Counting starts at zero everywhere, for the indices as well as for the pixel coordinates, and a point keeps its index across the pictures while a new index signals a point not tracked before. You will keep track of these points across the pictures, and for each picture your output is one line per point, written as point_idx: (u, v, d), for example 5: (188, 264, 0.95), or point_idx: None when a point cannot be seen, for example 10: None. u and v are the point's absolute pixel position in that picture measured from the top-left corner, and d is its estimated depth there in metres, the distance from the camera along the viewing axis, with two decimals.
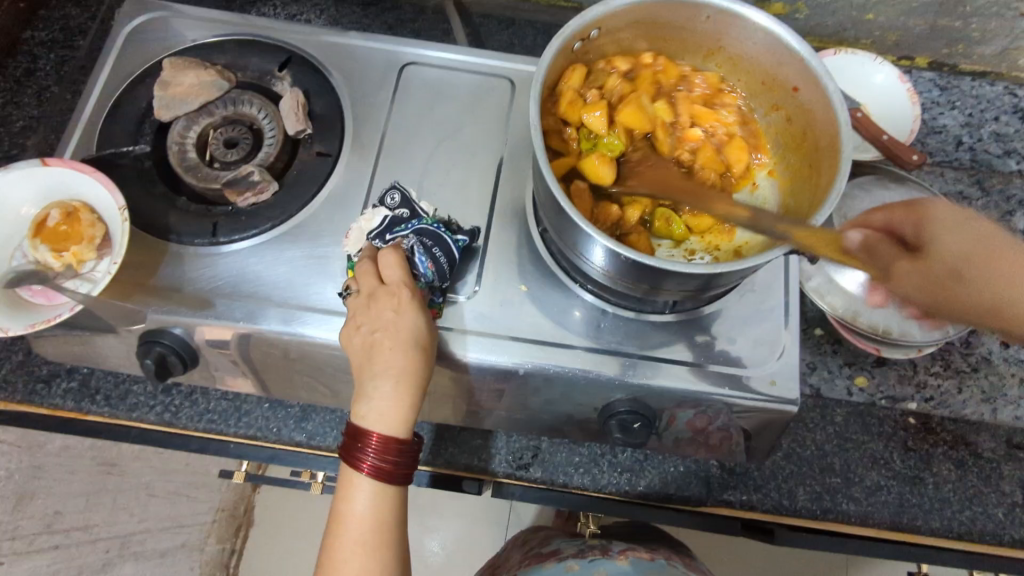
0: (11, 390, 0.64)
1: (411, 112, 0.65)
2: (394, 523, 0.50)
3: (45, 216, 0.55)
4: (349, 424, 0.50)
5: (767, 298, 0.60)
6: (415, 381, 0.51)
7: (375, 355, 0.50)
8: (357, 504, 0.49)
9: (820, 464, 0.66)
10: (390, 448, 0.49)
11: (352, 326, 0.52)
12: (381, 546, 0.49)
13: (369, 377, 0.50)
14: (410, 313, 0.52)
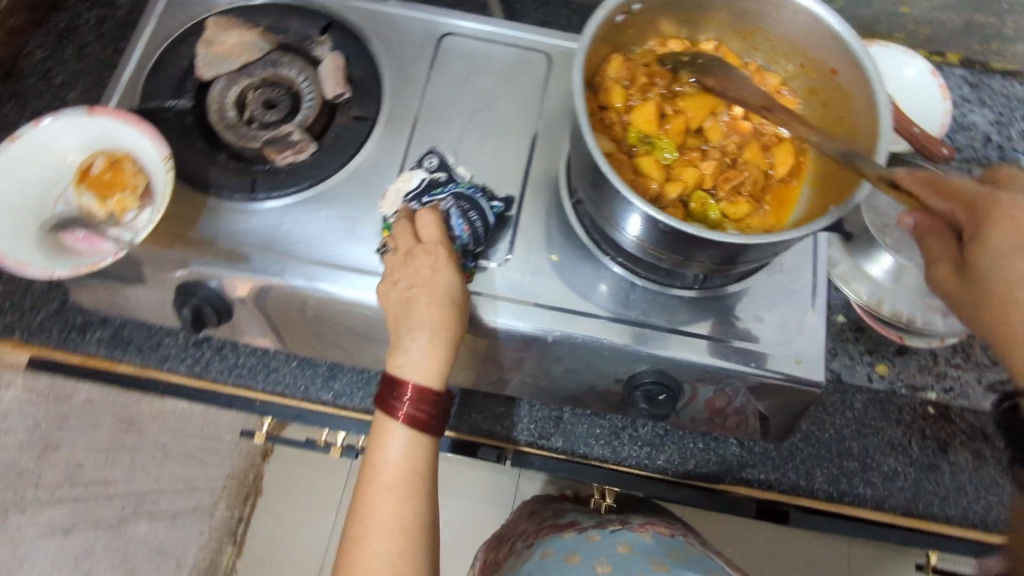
0: (46, 335, 0.66)
1: (447, 81, 0.66)
2: (427, 471, 0.51)
3: (91, 163, 0.57)
4: (385, 373, 0.52)
5: (796, 278, 0.61)
6: (449, 334, 0.52)
7: (412, 309, 0.52)
8: (391, 450, 0.50)
9: (839, 448, 0.67)
10: (424, 395, 0.51)
11: (389, 282, 0.54)
12: (414, 493, 0.50)
13: (406, 330, 0.52)
14: (446, 271, 0.53)
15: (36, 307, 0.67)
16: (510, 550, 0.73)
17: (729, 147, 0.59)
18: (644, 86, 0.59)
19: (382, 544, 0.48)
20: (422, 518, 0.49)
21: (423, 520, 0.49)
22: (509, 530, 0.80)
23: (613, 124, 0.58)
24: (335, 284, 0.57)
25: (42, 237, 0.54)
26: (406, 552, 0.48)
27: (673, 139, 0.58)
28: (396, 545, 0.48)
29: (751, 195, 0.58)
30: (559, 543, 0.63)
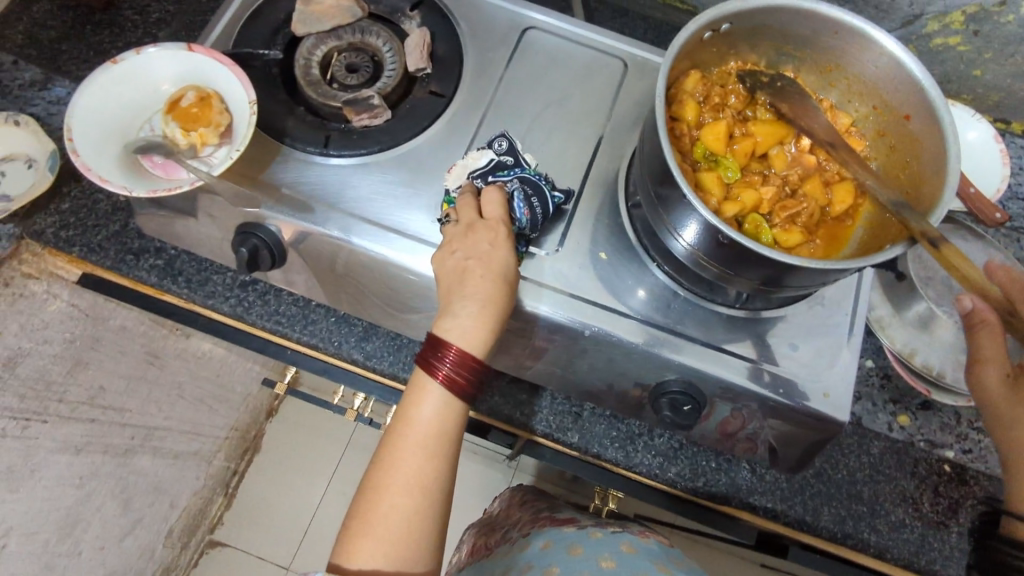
0: (103, 255, 0.68)
1: (525, 72, 0.68)
2: (455, 435, 0.53)
3: (181, 95, 0.59)
4: (431, 334, 0.54)
5: (835, 313, 0.61)
6: (497, 308, 0.54)
7: (467, 279, 0.54)
8: (425, 409, 0.52)
9: (850, 490, 0.67)
10: (466, 362, 0.52)
11: (447, 250, 0.56)
12: (440, 454, 0.51)
13: (458, 298, 0.54)
14: (503, 248, 0.56)
15: (99, 227, 0.69)
16: (502, 537, 0.74)
17: (790, 177, 0.59)
18: (717, 105, 0.60)
19: (402, 497, 0.50)
20: (442, 479, 0.51)
21: (443, 481, 0.51)
22: (503, 517, 0.81)
23: (683, 136, 0.58)
24: (388, 246, 0.58)
25: (124, 157, 0.57)
26: (423, 507, 0.50)
27: (738, 160, 0.59)
28: (415, 500, 0.50)
29: (806, 227, 0.58)
30: (558, 536, 0.64)
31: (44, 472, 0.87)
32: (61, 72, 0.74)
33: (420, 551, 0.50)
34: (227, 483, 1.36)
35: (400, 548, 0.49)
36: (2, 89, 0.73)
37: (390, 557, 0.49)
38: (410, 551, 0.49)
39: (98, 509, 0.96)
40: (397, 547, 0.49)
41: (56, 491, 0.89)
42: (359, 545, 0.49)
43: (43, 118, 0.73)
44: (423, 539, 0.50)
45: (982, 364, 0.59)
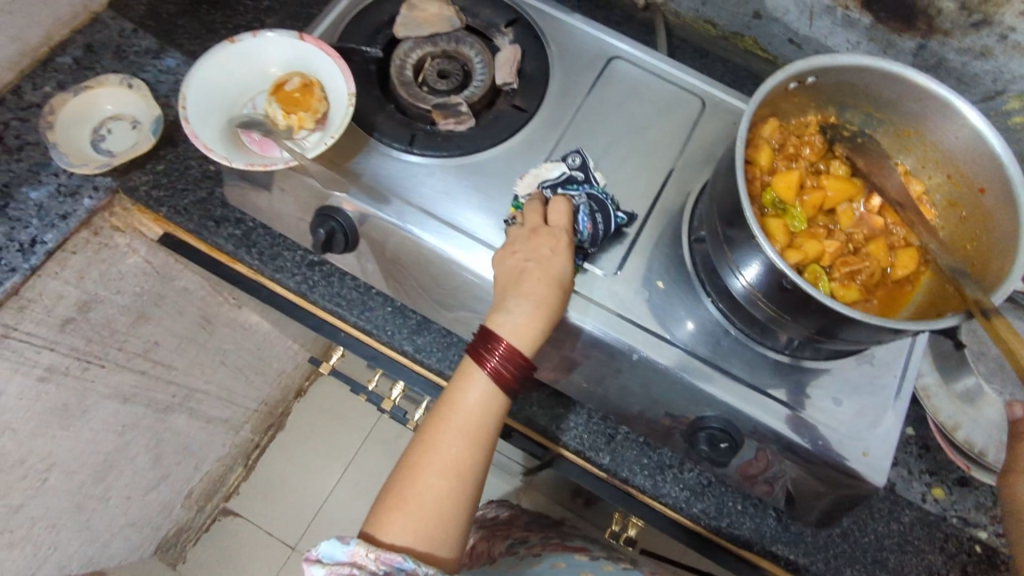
0: (187, 218, 0.72)
1: (606, 98, 0.70)
2: (494, 426, 0.55)
3: (286, 80, 0.63)
4: (484, 326, 0.56)
5: (883, 373, 0.61)
6: (548, 310, 0.56)
7: (523, 280, 0.56)
8: (469, 396, 0.54)
9: (875, 555, 0.66)
10: (514, 356, 0.54)
11: (509, 251, 0.58)
12: (477, 442, 0.53)
13: (513, 295, 0.56)
14: (563, 256, 0.58)
15: (187, 191, 0.73)
16: (505, 548, 0.78)
17: (855, 235, 0.59)
18: (792, 155, 0.61)
19: (437, 479, 0.52)
20: (477, 467, 0.53)
21: (477, 469, 0.53)
22: (505, 531, 0.85)
23: (754, 180, 0.60)
24: (455, 245, 0.61)
25: (227, 130, 0.61)
26: (456, 491, 0.52)
27: (805, 211, 0.60)
28: (449, 484, 0.52)
29: (864, 286, 0.58)
30: (571, 561, 0.71)
31: (92, 416, 0.89)
32: (174, 44, 0.80)
33: (446, 533, 0.52)
34: (249, 454, 1.40)
35: (430, 526, 0.51)
36: (119, 53, 0.78)
37: (419, 534, 0.51)
38: (437, 530, 0.52)
39: (133, 459, 1.02)
40: (426, 525, 0.51)
41: (101, 435, 0.92)
42: (392, 518, 0.51)
43: (152, 85, 0.77)
44: (452, 521, 0.52)
45: (1017, 480, 0.57)
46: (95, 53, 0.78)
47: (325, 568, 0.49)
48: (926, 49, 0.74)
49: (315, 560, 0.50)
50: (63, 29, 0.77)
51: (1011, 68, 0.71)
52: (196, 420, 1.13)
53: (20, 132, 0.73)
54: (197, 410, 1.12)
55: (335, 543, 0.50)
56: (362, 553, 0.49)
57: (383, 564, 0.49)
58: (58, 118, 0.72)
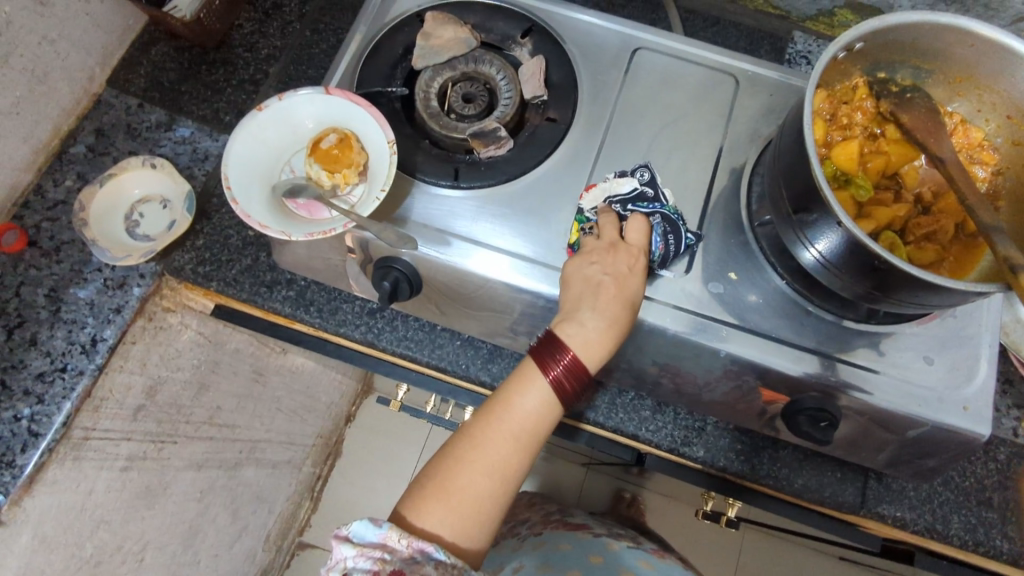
0: (239, 288, 0.71)
1: (639, 93, 0.68)
2: (545, 433, 0.56)
3: (321, 137, 0.61)
4: (551, 332, 0.56)
5: (968, 324, 0.62)
6: (617, 327, 0.57)
7: (601, 294, 0.57)
8: (526, 401, 0.55)
9: (978, 497, 0.67)
10: (578, 370, 0.55)
11: (587, 259, 0.58)
12: (525, 447, 0.55)
13: (587, 309, 0.56)
14: (637, 275, 0.58)
15: (232, 261, 0.72)
16: (514, 530, 0.92)
17: (923, 194, 0.60)
18: (845, 124, 0.60)
19: (479, 476, 0.54)
20: (520, 470, 0.55)
21: (520, 472, 0.55)
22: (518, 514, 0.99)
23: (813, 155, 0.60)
24: (528, 276, 0.61)
25: (274, 201, 0.60)
26: (495, 490, 0.54)
27: (869, 179, 0.60)
28: (491, 483, 0.54)
29: (939, 245, 0.59)
30: (571, 541, 0.82)
31: (173, 490, 0.90)
32: (183, 112, 0.78)
33: (479, 529, 0.54)
34: (313, 487, 1.40)
35: (464, 520, 0.54)
36: (130, 132, 0.77)
37: (456, 527, 0.53)
38: (471, 524, 0.54)
39: (213, 519, 1.03)
40: (460, 518, 0.53)
41: (182, 504, 0.93)
42: (430, 506, 0.53)
43: (172, 158, 0.76)
44: (486, 517, 0.54)
45: None
46: (106, 136, 0.76)
47: (357, 549, 0.52)
48: None
49: (347, 539, 0.53)
50: (69, 117, 0.75)
51: None
52: (263, 469, 1.14)
53: (52, 232, 0.72)
54: (261, 458, 1.13)
55: (368, 524, 0.53)
56: (394, 537, 0.52)
57: (415, 550, 0.51)
58: (91, 213, 0.71)
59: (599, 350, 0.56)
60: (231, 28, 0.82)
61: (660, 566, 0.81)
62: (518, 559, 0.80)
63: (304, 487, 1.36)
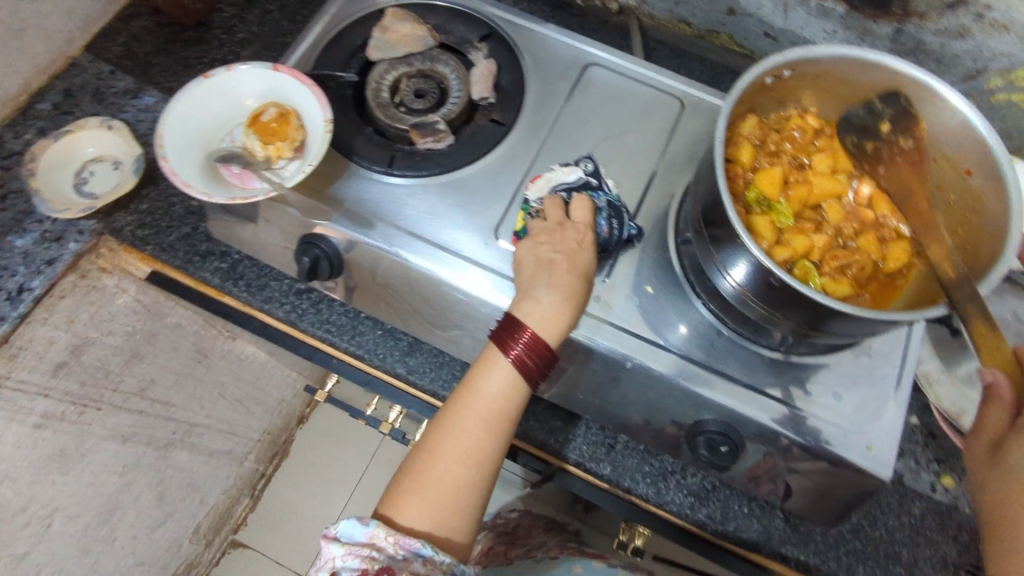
0: (173, 254, 0.73)
1: (583, 105, 0.70)
2: (518, 412, 0.51)
3: (262, 111, 0.63)
4: (510, 313, 0.52)
5: (881, 365, 0.62)
6: (572, 301, 0.55)
7: (553, 270, 0.54)
8: (492, 381, 0.50)
9: (887, 549, 0.67)
10: (541, 344, 0.50)
11: (535, 241, 0.57)
12: (499, 430, 0.49)
13: (542, 284, 0.53)
14: (587, 250, 0.57)
15: (172, 228, 0.74)
16: (524, 551, 0.73)
17: (844, 229, 0.61)
18: (773, 151, 0.63)
19: (455, 465, 0.48)
20: (498, 454, 0.49)
21: (498, 456, 0.50)
22: (524, 535, 0.79)
23: (737, 178, 0.61)
24: (448, 266, 0.60)
25: (207, 165, 0.61)
26: (475, 478, 0.48)
27: (791, 206, 0.61)
28: (469, 470, 0.48)
29: (855, 280, 0.59)
30: (588, 565, 0.67)
31: (92, 459, 0.89)
32: (151, 82, 0.81)
33: (466, 519, 0.48)
34: (255, 485, 1.34)
35: (446, 514, 0.47)
36: (97, 95, 0.79)
37: (438, 523, 0.47)
38: (455, 519, 0.48)
39: (136, 499, 1.01)
40: (444, 513, 0.47)
41: (100, 477, 0.92)
42: (407, 503, 0.47)
43: (132, 124, 0.78)
44: (470, 510, 0.48)
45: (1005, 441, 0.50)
46: (74, 97, 0.79)
47: (345, 548, 0.46)
48: (903, 34, 0.74)
49: (335, 538, 0.47)
50: (41, 75, 0.78)
51: (991, 47, 0.71)
52: (198, 456, 1.12)
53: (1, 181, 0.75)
54: (198, 444, 1.11)
55: (355, 521, 0.46)
56: (381, 535, 0.46)
57: (402, 549, 0.45)
58: (41, 164, 0.73)
59: (555, 325, 0.53)
60: (212, 10, 0.85)
61: None
62: None
63: (244, 484, 1.30)
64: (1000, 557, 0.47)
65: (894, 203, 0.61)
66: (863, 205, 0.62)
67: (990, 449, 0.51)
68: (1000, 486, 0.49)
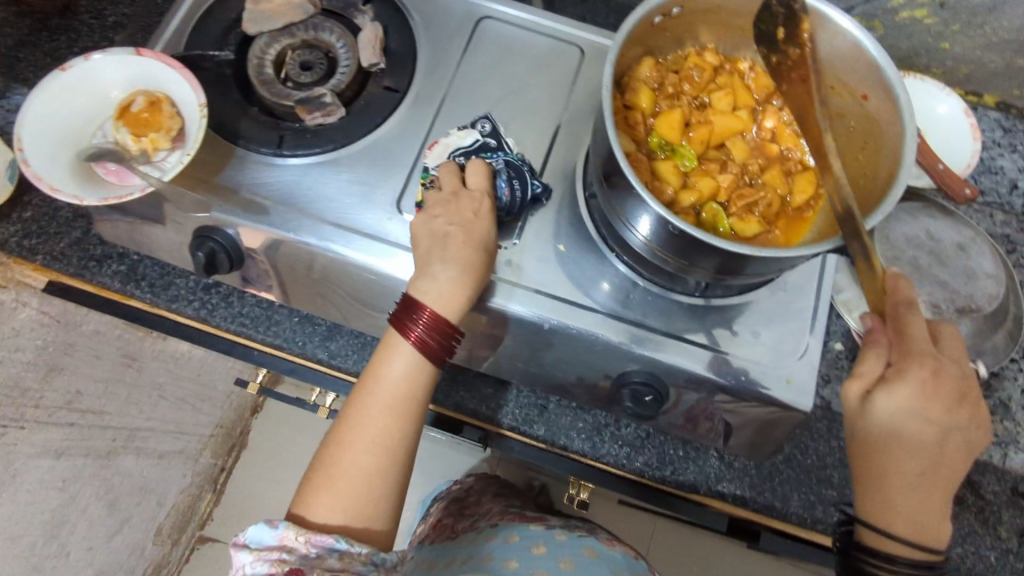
0: (65, 263, 0.68)
1: (478, 63, 0.67)
2: (423, 396, 0.53)
3: (131, 102, 0.59)
4: (406, 295, 0.54)
5: (797, 299, 0.62)
6: (474, 273, 0.54)
7: (448, 245, 0.54)
8: (393, 367, 0.52)
9: (819, 475, 0.68)
10: (439, 325, 0.53)
11: (429, 215, 0.56)
12: (405, 415, 0.52)
13: (439, 261, 0.54)
14: (485, 220, 0.56)
15: (61, 235, 0.69)
16: (470, 525, 0.76)
17: (750, 166, 0.60)
18: (672, 94, 0.61)
19: (362, 456, 0.50)
20: (406, 440, 0.52)
21: (407, 440, 0.52)
22: (473, 502, 0.83)
23: (637, 124, 0.59)
24: (348, 246, 0.58)
25: (77, 164, 0.57)
26: (384, 465, 0.51)
27: (694, 148, 0.59)
28: (377, 458, 0.50)
29: (764, 217, 0.58)
30: (524, 531, 0.68)
31: (24, 477, 1.05)
32: (18, 80, 0.75)
33: (380, 508, 0.51)
34: (207, 485, 1.19)
35: (358, 504, 0.50)
36: None
37: (351, 515, 0.50)
38: (368, 507, 0.50)
39: (82, 511, 1.08)
40: (355, 503, 0.50)
41: None
42: (318, 498, 0.50)
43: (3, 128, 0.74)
44: (383, 497, 0.51)
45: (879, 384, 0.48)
46: None
47: (254, 554, 0.47)
48: None
49: (243, 546, 0.47)
50: None
51: None
52: (144, 458, 1.11)
53: None
54: (143, 448, 1.10)
55: (263, 526, 0.48)
56: (291, 536, 0.47)
57: (314, 546, 0.47)
58: None
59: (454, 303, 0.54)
60: None
61: (607, 553, 0.67)
62: (460, 562, 0.65)
63: (203, 480, 1.19)
64: (866, 499, 0.49)
65: (797, 134, 0.60)
66: (767, 139, 0.61)
67: (862, 396, 0.48)
68: (868, 438, 0.48)
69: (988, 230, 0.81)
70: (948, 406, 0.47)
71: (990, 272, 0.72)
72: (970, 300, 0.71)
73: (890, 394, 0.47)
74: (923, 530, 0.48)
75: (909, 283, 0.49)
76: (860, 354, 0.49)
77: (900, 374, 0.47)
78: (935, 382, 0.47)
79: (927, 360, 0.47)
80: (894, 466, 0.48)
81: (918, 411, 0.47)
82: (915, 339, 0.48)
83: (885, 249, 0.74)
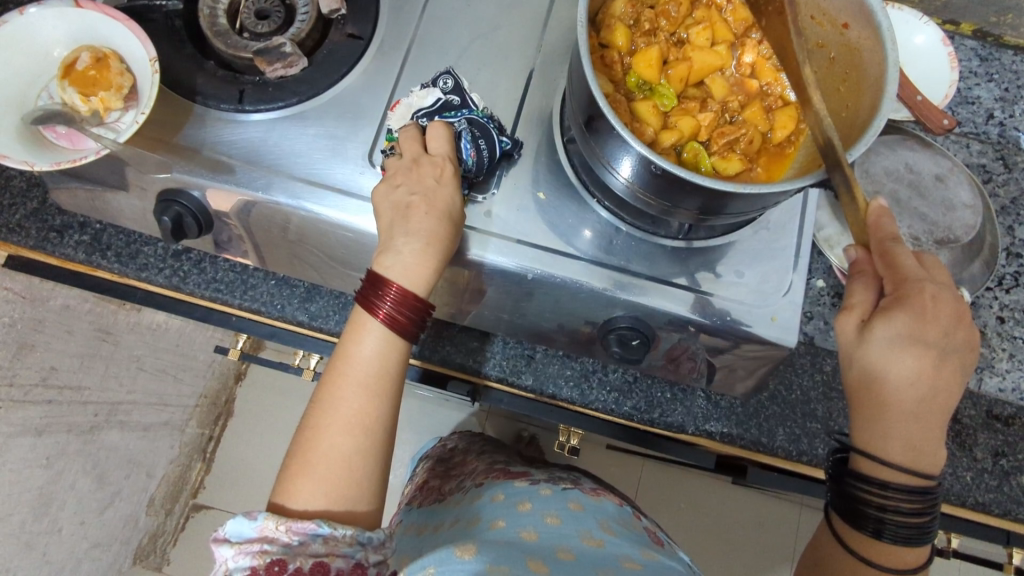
0: (24, 235, 0.65)
1: (446, 6, 0.64)
2: (397, 374, 0.52)
3: (75, 58, 0.55)
4: (371, 271, 0.52)
5: (781, 236, 0.62)
6: (439, 243, 0.53)
7: (411, 216, 0.52)
8: (363, 348, 0.50)
9: (803, 409, 0.69)
10: (406, 299, 0.51)
11: (391, 184, 0.54)
12: (380, 393, 0.50)
13: (401, 235, 0.52)
14: (449, 184, 0.54)
15: (16, 206, 0.66)
16: (456, 485, 0.76)
17: (730, 103, 0.59)
18: (649, 30, 0.58)
19: (340, 438, 0.49)
20: (384, 419, 0.51)
21: (384, 419, 0.51)
22: (459, 462, 0.84)
23: (614, 64, 0.58)
24: (321, 204, 0.56)
25: (23, 127, 0.54)
26: (365, 447, 0.49)
27: (673, 86, 0.58)
28: (355, 440, 0.49)
29: (745, 154, 0.57)
30: (509, 490, 0.69)
31: (6, 457, 1.02)
32: None
33: (362, 489, 0.49)
34: (205, 449, 1.19)
35: (341, 488, 0.48)
36: None
37: (334, 498, 0.48)
38: (351, 490, 0.49)
39: (71, 486, 1.07)
40: (336, 488, 0.48)
41: None
42: (298, 486, 0.48)
43: None
44: (365, 479, 0.49)
45: (873, 314, 0.49)
46: None
47: (235, 548, 0.45)
48: None
49: (224, 540, 0.46)
50: None
51: None
52: (130, 432, 1.12)
53: None
54: (129, 421, 1.11)
55: (241, 520, 0.46)
56: (272, 526, 0.46)
57: (296, 534, 0.46)
58: None
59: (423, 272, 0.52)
60: None
61: (594, 505, 0.68)
62: (448, 527, 0.65)
63: (192, 450, 1.18)
64: (861, 426, 0.50)
65: (777, 67, 0.58)
66: (746, 75, 0.59)
67: (858, 328, 0.50)
68: (864, 367, 0.49)
69: (965, 159, 0.81)
70: (946, 329, 0.48)
71: (968, 203, 0.73)
72: (948, 230, 0.71)
73: (885, 323, 0.48)
74: (921, 457, 0.48)
75: (892, 217, 0.49)
76: (851, 286, 0.51)
77: (894, 302, 0.48)
78: (934, 307, 0.47)
79: (924, 285, 0.47)
80: (894, 395, 0.48)
81: (915, 338, 0.47)
82: (910, 268, 0.48)
83: (866, 182, 0.74)
